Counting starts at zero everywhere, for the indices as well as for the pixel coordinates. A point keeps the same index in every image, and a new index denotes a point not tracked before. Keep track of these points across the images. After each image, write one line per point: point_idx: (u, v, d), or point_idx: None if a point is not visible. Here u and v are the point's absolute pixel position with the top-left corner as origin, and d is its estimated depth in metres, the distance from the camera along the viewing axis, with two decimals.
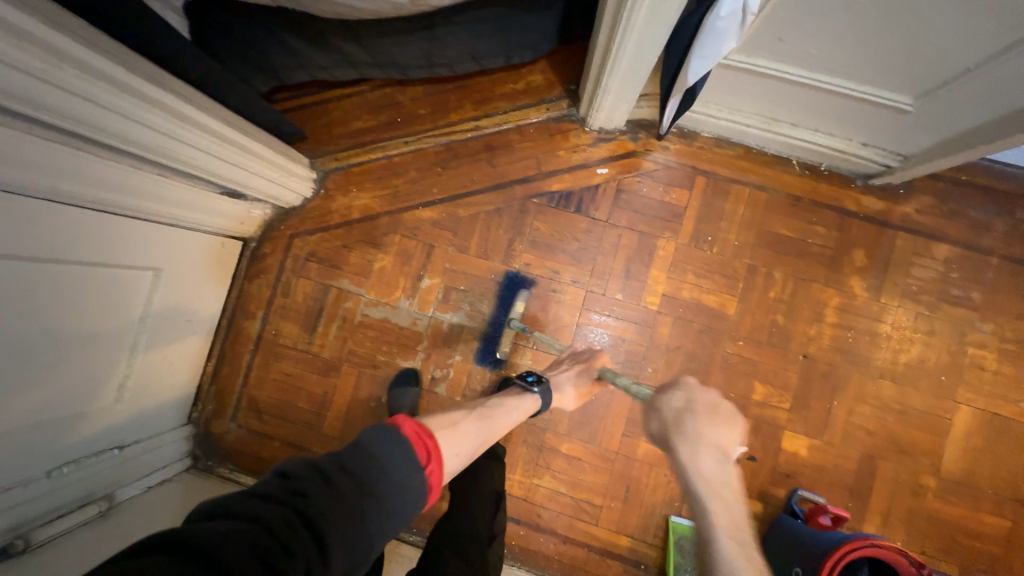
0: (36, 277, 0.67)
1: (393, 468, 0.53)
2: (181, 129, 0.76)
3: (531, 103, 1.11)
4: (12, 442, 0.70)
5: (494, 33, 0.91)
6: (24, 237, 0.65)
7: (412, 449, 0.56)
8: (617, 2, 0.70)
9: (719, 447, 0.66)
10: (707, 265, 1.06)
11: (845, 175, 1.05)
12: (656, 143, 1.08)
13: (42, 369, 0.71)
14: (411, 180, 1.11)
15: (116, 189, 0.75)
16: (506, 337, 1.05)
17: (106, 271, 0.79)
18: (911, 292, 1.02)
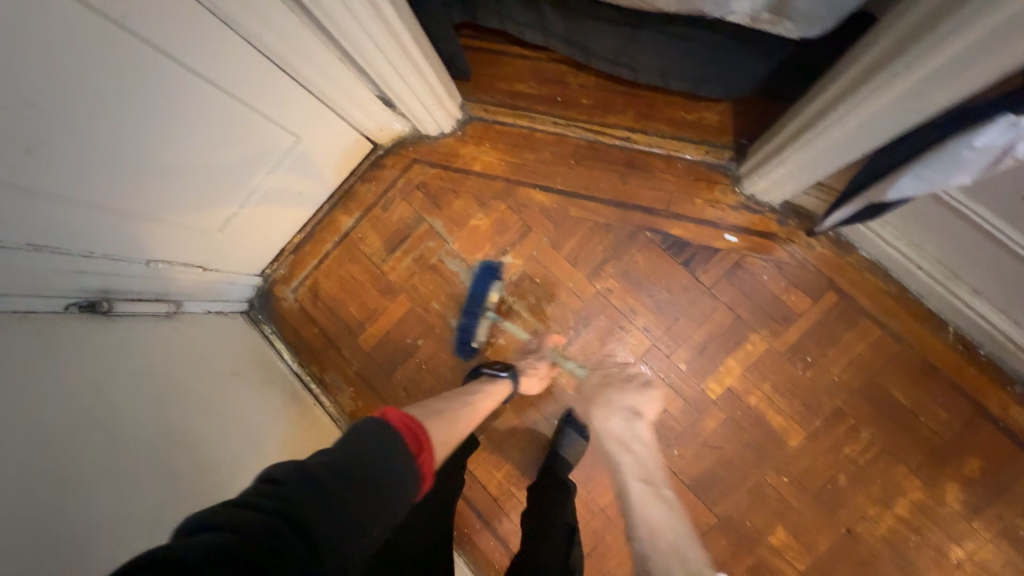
0: (210, 103, 0.77)
1: (387, 468, 0.56)
2: (374, 27, 0.80)
3: (693, 139, 1.04)
4: (132, 224, 0.82)
5: (697, 60, 0.84)
6: (218, 63, 0.75)
7: (404, 440, 0.61)
8: (845, 82, 0.62)
9: (630, 422, 0.85)
10: (790, 384, 0.96)
11: (1005, 372, 0.88)
12: (802, 237, 0.97)
13: (177, 176, 0.82)
14: (541, 160, 1.10)
15: (300, 53, 0.83)
16: (483, 330, 1.06)
17: (259, 117, 0.87)
18: (1014, 535, 0.86)
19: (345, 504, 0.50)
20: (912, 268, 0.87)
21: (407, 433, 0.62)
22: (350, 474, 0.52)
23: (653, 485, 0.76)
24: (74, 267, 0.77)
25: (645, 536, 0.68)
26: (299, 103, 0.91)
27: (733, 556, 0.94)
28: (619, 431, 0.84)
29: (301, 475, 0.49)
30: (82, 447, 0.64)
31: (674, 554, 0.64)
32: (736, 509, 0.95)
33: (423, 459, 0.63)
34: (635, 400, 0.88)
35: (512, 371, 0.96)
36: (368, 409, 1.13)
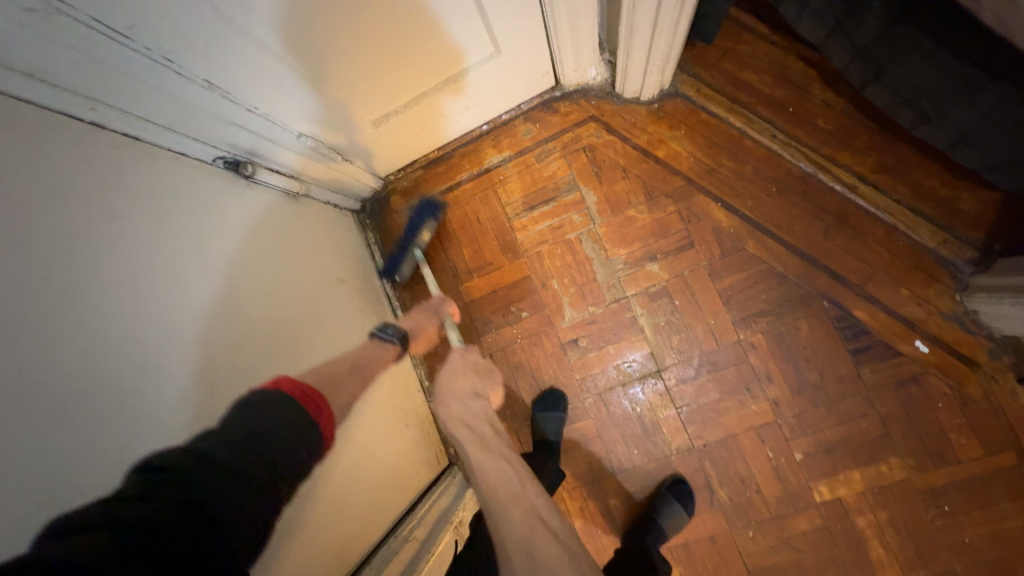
0: None
1: (285, 421, 0.47)
2: None
3: (934, 219, 0.85)
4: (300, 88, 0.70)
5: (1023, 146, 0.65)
6: None
7: (301, 409, 0.49)
8: None
9: (473, 401, 0.76)
10: (912, 524, 0.85)
11: None
12: (1010, 381, 0.82)
13: (365, 45, 0.69)
14: (739, 173, 0.93)
15: None
16: (406, 264, 1.03)
17: (474, 8, 0.71)
18: None
19: (238, 479, 0.41)
20: None
21: (304, 404, 0.50)
22: (247, 449, 0.43)
23: (490, 450, 0.67)
24: (233, 117, 0.67)
25: (486, 495, 0.63)
26: (520, 13, 0.75)
27: None
28: (460, 412, 0.74)
29: (184, 457, 0.40)
30: (195, 332, 0.55)
31: (527, 504, 0.61)
32: None
33: (323, 432, 0.50)
34: (472, 381, 0.80)
35: (403, 335, 0.76)
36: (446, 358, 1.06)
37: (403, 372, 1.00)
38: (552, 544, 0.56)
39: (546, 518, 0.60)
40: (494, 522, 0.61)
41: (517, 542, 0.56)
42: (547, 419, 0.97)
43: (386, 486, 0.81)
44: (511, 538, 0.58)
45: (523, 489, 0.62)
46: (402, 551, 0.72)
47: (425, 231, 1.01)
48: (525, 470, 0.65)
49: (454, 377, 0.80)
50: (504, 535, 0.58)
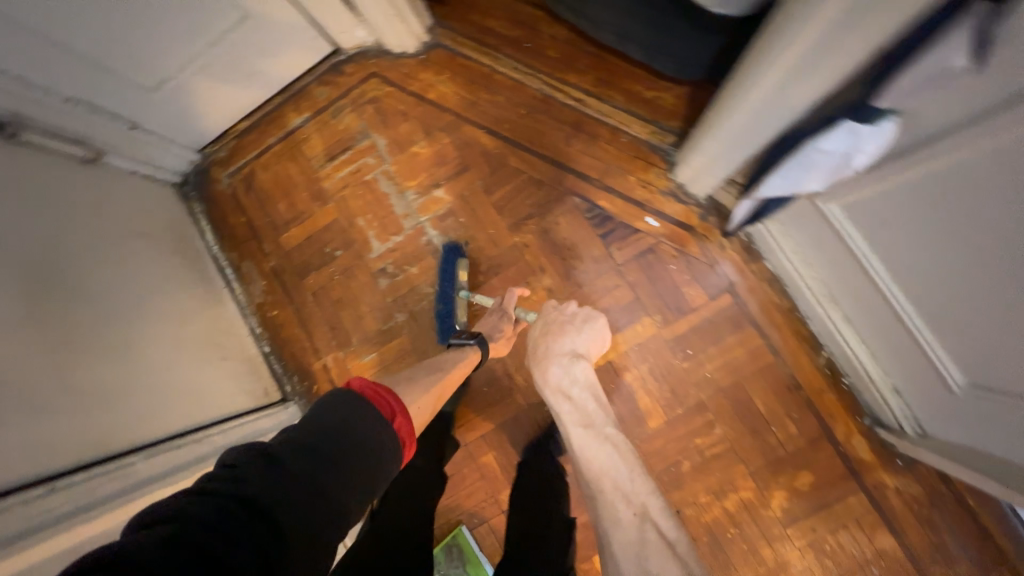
0: None
1: (351, 410, 0.56)
2: None
3: (643, 116, 1.03)
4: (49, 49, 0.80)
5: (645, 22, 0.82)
6: None
7: (371, 403, 0.58)
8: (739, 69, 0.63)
9: (571, 365, 0.82)
10: (666, 370, 0.99)
11: (860, 406, 0.92)
12: (716, 235, 0.99)
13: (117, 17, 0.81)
14: (495, 102, 1.09)
15: None
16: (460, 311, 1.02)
17: None
18: (820, 547, 0.92)
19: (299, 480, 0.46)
20: (805, 287, 0.89)
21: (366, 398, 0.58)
22: (313, 449, 0.50)
23: (590, 428, 0.76)
24: None
25: (590, 478, 0.71)
26: None
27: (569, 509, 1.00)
28: (559, 380, 0.82)
29: (260, 458, 0.47)
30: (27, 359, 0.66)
31: (638, 503, 0.65)
32: None
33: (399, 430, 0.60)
34: (574, 342, 0.85)
35: (480, 339, 0.90)
36: (275, 304, 1.15)
37: (225, 320, 1.09)
38: (646, 487, 0.67)
39: (658, 523, 0.62)
40: (598, 505, 0.67)
41: (626, 547, 0.60)
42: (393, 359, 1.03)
43: (195, 401, 0.91)
44: (619, 539, 0.61)
45: (634, 487, 0.67)
46: (190, 446, 0.82)
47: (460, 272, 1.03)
48: (636, 461, 0.71)
49: (557, 326, 0.87)
50: (608, 514, 0.65)
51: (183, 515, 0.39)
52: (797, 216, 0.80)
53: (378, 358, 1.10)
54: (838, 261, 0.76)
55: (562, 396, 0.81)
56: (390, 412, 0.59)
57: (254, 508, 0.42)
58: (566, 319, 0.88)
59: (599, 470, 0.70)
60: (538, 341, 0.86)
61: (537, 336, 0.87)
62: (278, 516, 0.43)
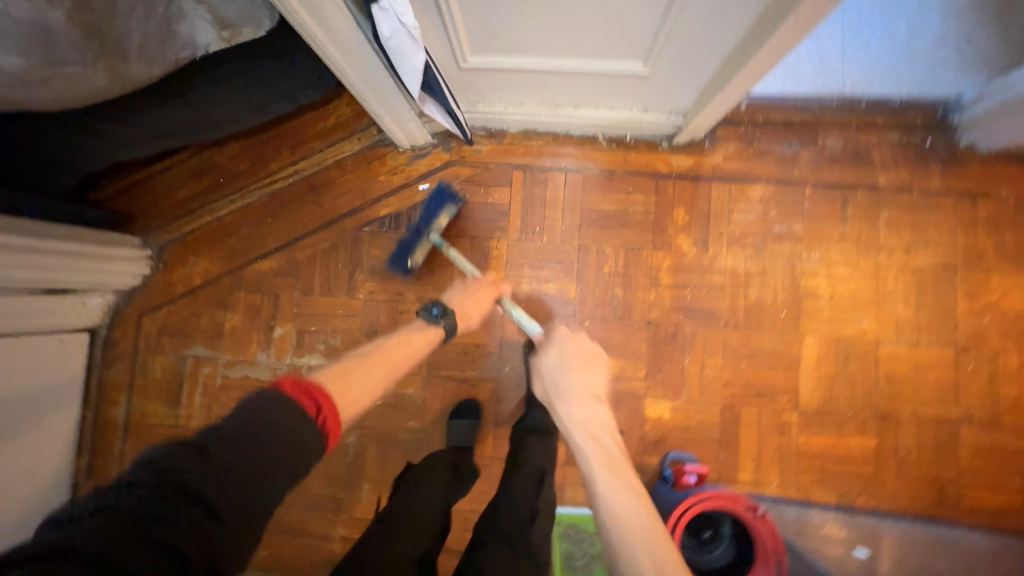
0: None
1: (268, 403, 0.56)
2: None
3: (343, 136, 1.12)
4: None
5: (256, 86, 0.88)
6: None
7: (301, 401, 0.58)
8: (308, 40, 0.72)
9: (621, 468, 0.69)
10: (540, 254, 1.08)
11: (652, 141, 1.07)
12: (468, 149, 1.10)
13: None
14: (245, 236, 1.13)
15: None
16: (420, 248, 1.03)
17: None
18: (736, 238, 1.05)
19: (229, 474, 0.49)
20: (540, 117, 1.02)
21: (302, 398, 0.59)
22: (237, 444, 0.51)
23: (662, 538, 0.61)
24: None
25: None
26: None
27: None
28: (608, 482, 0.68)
29: (195, 452, 0.49)
30: None
31: None
32: None
33: (326, 428, 0.59)
34: (587, 384, 0.80)
35: (451, 319, 0.87)
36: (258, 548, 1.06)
37: None
38: None
39: None
40: None
41: None
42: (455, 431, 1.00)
43: None
44: None
45: (648, 527, 0.61)
46: None
47: (438, 217, 1.02)
48: None
49: (580, 373, 0.82)
50: None
51: (114, 508, 0.43)
52: (473, 85, 0.92)
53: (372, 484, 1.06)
54: (519, 81, 0.89)
55: (612, 433, 0.76)
56: (319, 416, 0.59)
57: (191, 493, 0.47)
58: (586, 355, 0.85)
59: (614, 513, 0.63)
60: (557, 372, 0.82)
61: (572, 369, 0.82)
62: (213, 498, 0.47)
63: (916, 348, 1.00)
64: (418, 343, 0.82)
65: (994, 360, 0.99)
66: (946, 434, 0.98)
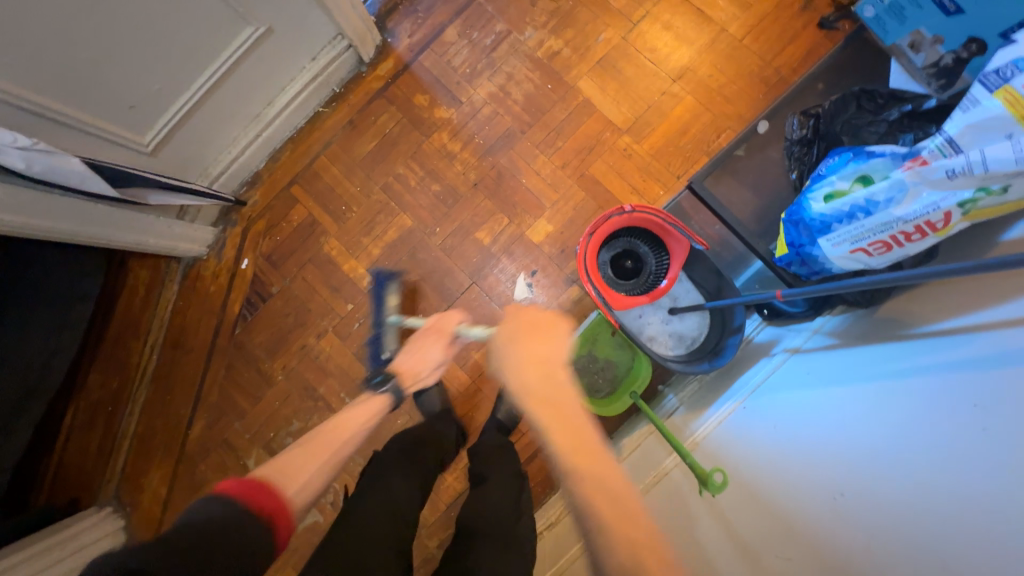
0: None
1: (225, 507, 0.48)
2: None
3: (159, 289, 1.18)
4: None
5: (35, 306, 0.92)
6: None
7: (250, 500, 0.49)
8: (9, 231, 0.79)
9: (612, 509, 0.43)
10: (364, 220, 1.14)
11: (353, 75, 1.15)
12: (247, 208, 1.17)
13: None
14: (164, 424, 1.17)
15: None
16: (388, 337, 1.02)
17: None
18: (471, 72, 1.13)
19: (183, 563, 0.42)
20: (262, 136, 1.10)
21: (243, 500, 0.49)
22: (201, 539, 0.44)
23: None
24: None
25: None
26: None
27: (501, 272, 1.09)
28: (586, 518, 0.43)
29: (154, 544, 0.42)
30: None
31: None
32: (464, 267, 1.10)
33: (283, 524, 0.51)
34: (536, 348, 0.56)
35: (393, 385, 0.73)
36: None
37: None
38: None
39: None
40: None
41: None
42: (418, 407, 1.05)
43: None
44: None
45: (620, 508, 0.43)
46: None
47: (392, 297, 1.05)
48: None
49: (537, 368, 0.55)
50: None
51: None
52: (184, 158, 1.00)
53: None
54: (205, 123, 0.98)
55: (559, 403, 0.52)
56: (269, 511, 0.49)
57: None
58: (533, 324, 0.59)
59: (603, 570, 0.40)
60: (506, 349, 0.57)
61: (536, 367, 0.55)
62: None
63: (651, 15, 1.10)
64: (359, 413, 0.66)
65: None
66: (725, 44, 1.07)
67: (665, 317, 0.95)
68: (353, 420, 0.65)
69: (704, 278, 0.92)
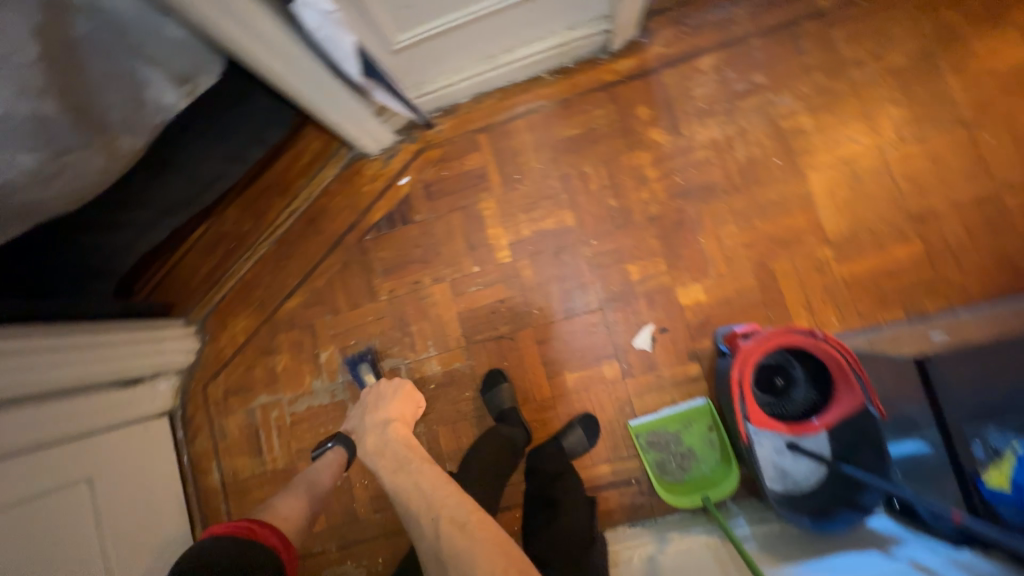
0: None
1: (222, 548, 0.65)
2: (52, 360, 0.93)
3: (321, 166, 1.22)
4: None
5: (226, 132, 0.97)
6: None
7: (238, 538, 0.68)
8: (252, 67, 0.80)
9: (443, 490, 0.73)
10: (530, 197, 1.12)
11: (590, 57, 1.11)
12: (431, 132, 1.17)
13: None
14: (268, 283, 1.23)
15: (32, 425, 0.89)
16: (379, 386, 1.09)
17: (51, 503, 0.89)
18: (704, 110, 1.07)
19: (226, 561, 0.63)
20: (481, 76, 1.09)
21: (242, 534, 0.68)
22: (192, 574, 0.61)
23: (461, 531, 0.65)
24: None
25: None
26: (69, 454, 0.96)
27: (632, 313, 1.05)
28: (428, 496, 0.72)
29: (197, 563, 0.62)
30: None
31: None
32: (600, 290, 1.07)
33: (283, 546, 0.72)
34: (390, 411, 0.91)
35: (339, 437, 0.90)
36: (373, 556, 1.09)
37: None
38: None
39: None
40: None
41: None
42: (495, 395, 1.04)
43: None
44: None
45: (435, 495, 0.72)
46: None
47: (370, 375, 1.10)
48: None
49: (381, 457, 0.82)
50: None
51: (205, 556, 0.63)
52: (412, 67, 0.99)
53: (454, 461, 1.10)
54: (448, 45, 0.96)
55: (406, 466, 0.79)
56: (276, 547, 0.70)
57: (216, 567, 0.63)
58: (412, 403, 0.94)
59: (445, 559, 0.63)
60: (370, 415, 0.92)
61: (406, 446, 0.84)
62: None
63: (922, 142, 0.99)
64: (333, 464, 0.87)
65: (1008, 123, 0.97)
66: (988, 210, 0.95)
67: (781, 450, 0.87)
68: (331, 477, 0.86)
69: (850, 443, 0.83)
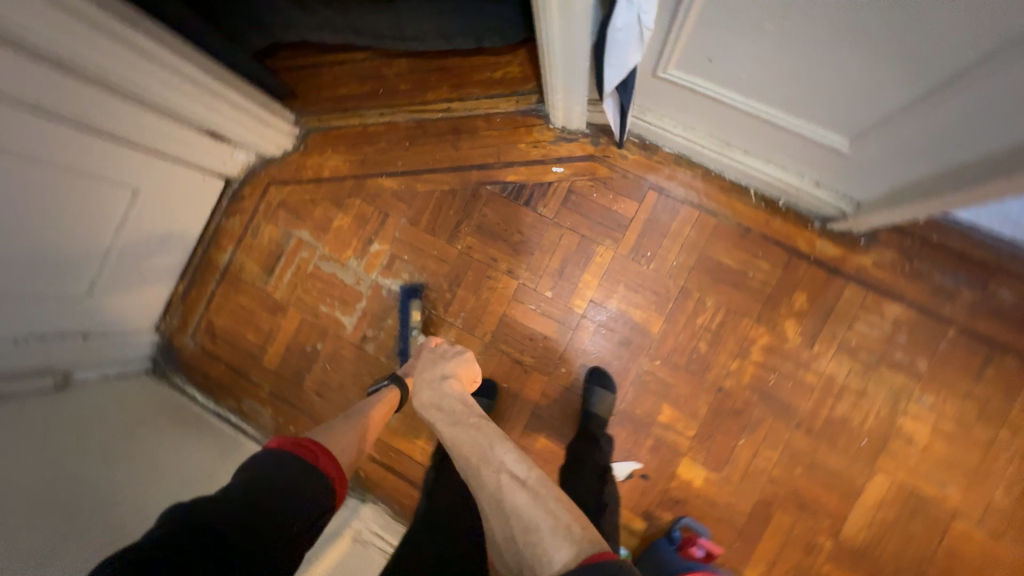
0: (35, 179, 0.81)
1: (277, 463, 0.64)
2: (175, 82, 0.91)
3: (503, 93, 1.12)
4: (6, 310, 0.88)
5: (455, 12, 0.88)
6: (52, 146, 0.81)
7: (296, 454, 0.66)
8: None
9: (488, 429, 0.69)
10: (642, 280, 1.05)
11: (804, 215, 0.99)
12: (614, 150, 1.08)
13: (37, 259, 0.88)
14: (381, 149, 1.18)
15: (127, 122, 0.89)
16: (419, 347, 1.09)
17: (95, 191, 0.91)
18: (850, 347, 0.98)
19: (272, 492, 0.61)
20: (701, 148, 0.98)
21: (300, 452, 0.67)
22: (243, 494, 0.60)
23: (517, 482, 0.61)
24: None
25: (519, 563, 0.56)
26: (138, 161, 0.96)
27: (632, 443, 1.03)
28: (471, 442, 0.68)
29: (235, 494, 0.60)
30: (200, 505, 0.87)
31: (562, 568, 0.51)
32: (625, 402, 1.04)
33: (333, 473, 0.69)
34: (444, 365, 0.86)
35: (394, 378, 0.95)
36: (289, 421, 1.17)
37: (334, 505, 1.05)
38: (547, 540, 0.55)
39: None
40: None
41: None
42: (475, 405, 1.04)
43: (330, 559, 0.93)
44: None
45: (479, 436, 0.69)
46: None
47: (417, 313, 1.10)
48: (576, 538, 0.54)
49: (440, 412, 0.76)
50: None
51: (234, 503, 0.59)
52: (656, 96, 0.89)
53: (402, 413, 1.13)
54: (706, 110, 0.85)
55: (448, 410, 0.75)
56: (330, 475, 0.68)
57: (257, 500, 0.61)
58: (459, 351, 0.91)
59: (507, 504, 0.59)
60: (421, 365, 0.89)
61: (463, 401, 0.77)
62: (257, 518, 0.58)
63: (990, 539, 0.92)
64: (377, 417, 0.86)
65: None
66: None
67: None
68: (376, 423, 0.85)
69: None
